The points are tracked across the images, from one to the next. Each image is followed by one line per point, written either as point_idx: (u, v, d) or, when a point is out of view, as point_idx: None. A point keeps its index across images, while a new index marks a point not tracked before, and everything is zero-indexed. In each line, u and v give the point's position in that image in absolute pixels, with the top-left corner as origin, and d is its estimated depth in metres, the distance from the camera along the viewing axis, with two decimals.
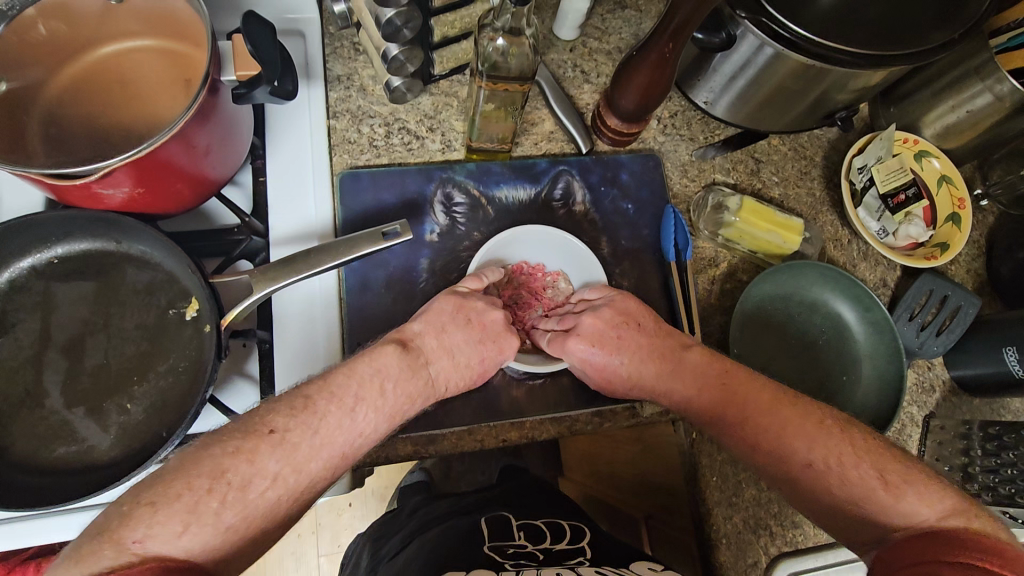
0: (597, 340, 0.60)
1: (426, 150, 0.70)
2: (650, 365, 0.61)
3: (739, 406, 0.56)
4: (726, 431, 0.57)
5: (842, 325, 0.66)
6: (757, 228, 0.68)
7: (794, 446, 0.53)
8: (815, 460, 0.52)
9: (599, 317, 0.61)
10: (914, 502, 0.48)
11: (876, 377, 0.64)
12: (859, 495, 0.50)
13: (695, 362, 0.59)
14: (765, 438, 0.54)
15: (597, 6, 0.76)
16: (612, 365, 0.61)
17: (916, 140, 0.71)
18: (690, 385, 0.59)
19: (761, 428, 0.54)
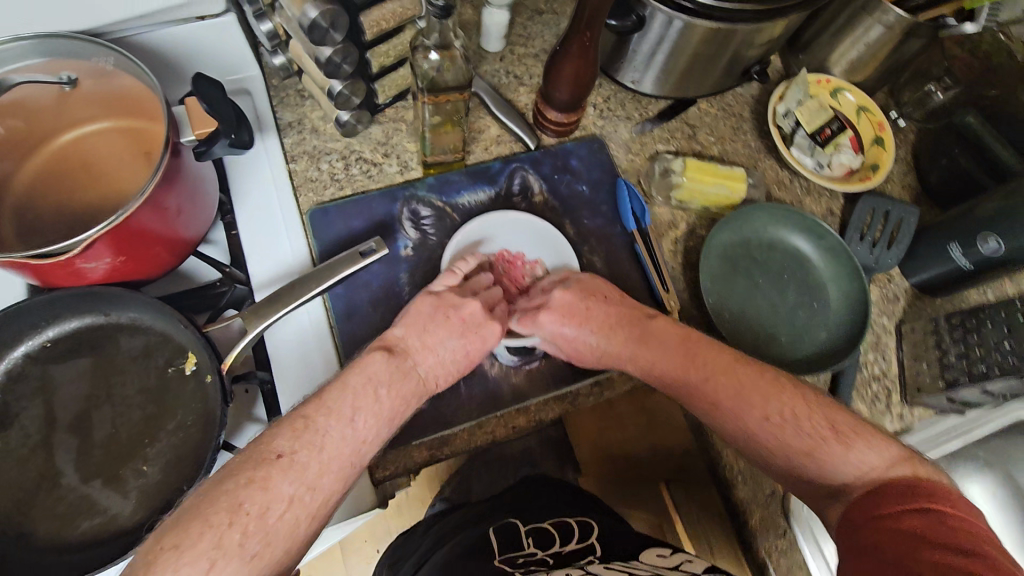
0: (566, 313, 0.64)
1: (385, 174, 0.73)
2: (620, 333, 0.64)
3: (704, 372, 0.59)
4: (690, 395, 0.60)
5: (802, 257, 0.71)
6: (703, 182, 0.73)
7: (749, 406, 0.56)
8: (771, 418, 0.55)
9: (568, 291, 0.65)
10: (864, 455, 0.52)
11: (842, 298, 0.69)
12: (815, 450, 0.53)
13: (665, 331, 0.63)
14: (724, 399, 0.57)
15: (516, 16, 0.82)
16: (586, 329, 0.64)
17: (828, 79, 0.78)
18: (656, 349, 0.62)
19: (723, 388, 0.58)
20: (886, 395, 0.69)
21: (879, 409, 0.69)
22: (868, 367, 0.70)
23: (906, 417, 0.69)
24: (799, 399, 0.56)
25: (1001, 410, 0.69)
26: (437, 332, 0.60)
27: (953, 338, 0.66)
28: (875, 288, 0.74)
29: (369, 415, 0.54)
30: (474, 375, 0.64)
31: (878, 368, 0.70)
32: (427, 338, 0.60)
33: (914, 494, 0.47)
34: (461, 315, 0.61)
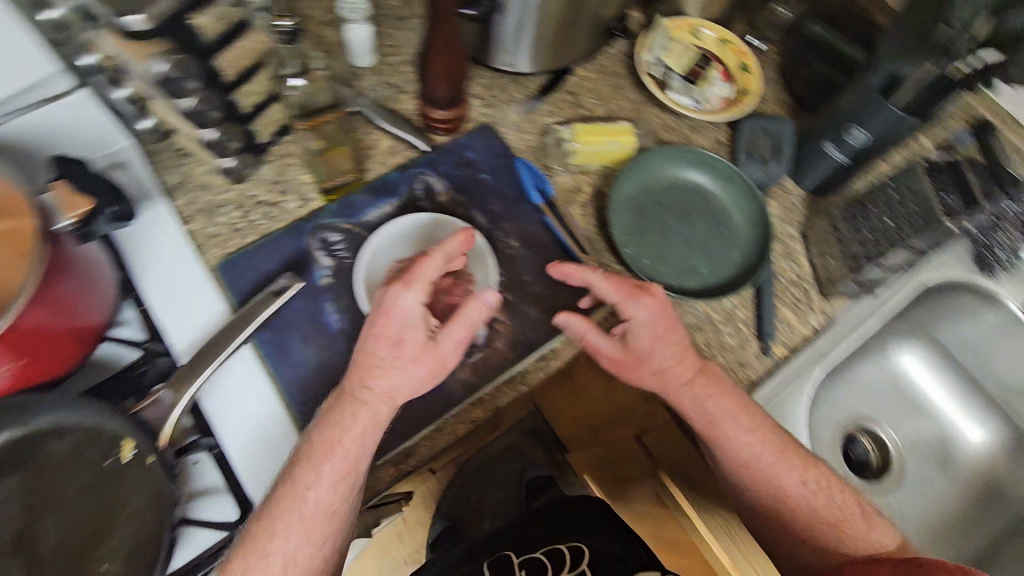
0: (646, 331, 0.60)
1: (286, 212, 0.72)
2: (689, 361, 0.61)
3: (763, 456, 0.60)
4: (737, 461, 0.60)
5: (699, 189, 0.73)
6: (594, 143, 0.73)
7: (787, 483, 0.60)
8: (808, 486, 0.61)
9: (653, 305, 0.60)
10: (878, 538, 0.59)
11: (746, 218, 0.71)
12: (834, 530, 0.59)
13: (726, 390, 0.62)
14: (768, 480, 0.60)
15: (381, 22, 0.81)
16: (647, 355, 0.61)
17: (683, 20, 0.79)
18: (716, 398, 0.61)
19: (768, 464, 0.60)
20: (811, 300, 0.72)
21: (806, 316, 0.72)
22: (782, 276, 0.73)
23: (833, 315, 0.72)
24: (829, 486, 0.61)
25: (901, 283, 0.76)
26: (381, 347, 0.56)
27: (852, 230, 0.70)
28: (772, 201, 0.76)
29: (352, 440, 0.55)
30: None
31: (794, 275, 0.73)
32: (374, 352, 0.56)
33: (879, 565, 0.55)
34: (389, 328, 0.56)
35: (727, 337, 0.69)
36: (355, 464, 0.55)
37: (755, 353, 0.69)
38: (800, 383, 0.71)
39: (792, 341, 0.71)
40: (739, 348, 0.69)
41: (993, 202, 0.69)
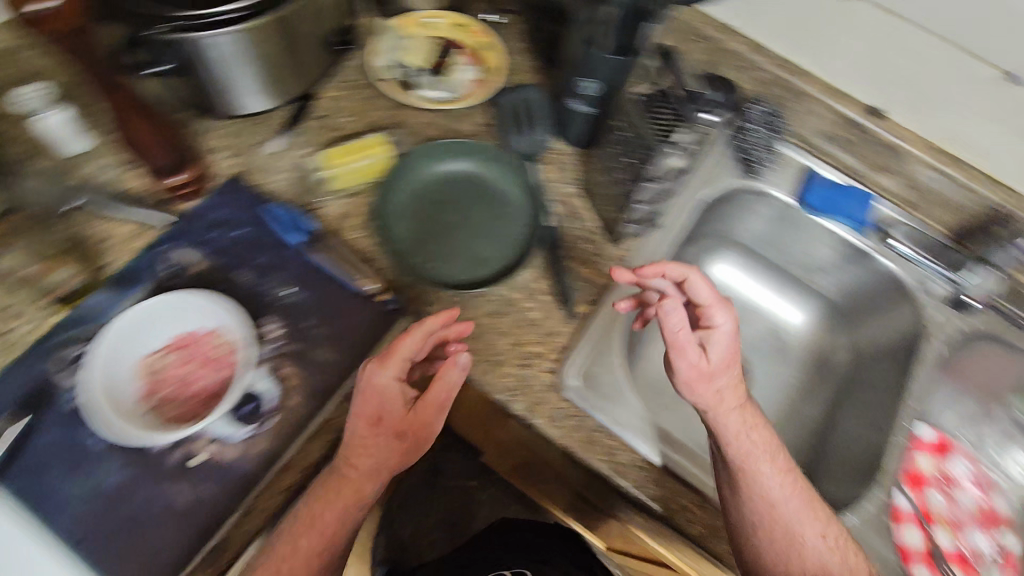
0: (749, 416, 0.60)
1: (15, 338, 0.62)
2: (773, 446, 0.61)
3: (790, 500, 0.59)
4: (759, 517, 0.58)
5: (468, 176, 0.74)
6: (345, 162, 0.70)
7: (806, 541, 0.59)
8: (829, 543, 0.59)
9: (738, 385, 0.60)
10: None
11: (518, 192, 0.74)
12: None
13: (788, 472, 0.60)
14: (788, 513, 0.59)
15: (90, 105, 0.74)
16: (717, 374, 0.59)
17: (413, 18, 0.81)
18: (796, 495, 0.60)
19: (790, 513, 0.59)
20: (601, 248, 0.75)
21: (600, 264, 0.74)
22: (566, 236, 0.74)
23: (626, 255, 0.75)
24: None
25: (670, 205, 0.80)
26: (376, 433, 0.53)
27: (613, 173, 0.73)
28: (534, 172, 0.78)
29: (336, 508, 0.53)
30: (214, 472, 0.56)
31: (581, 231, 0.75)
32: (369, 434, 0.53)
33: None
34: (381, 410, 0.53)
35: (531, 313, 0.69)
36: (337, 531, 0.54)
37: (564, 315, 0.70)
38: (613, 328, 0.70)
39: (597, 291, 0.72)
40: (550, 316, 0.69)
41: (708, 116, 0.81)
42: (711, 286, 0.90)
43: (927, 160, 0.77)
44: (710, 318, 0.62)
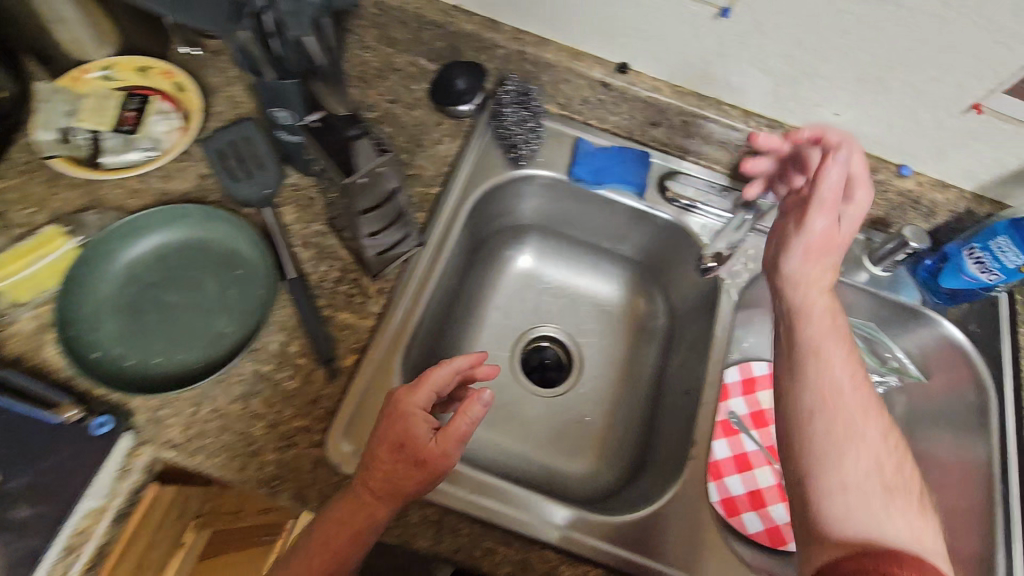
0: (824, 247, 0.62)
1: None
2: (836, 329, 0.61)
3: (853, 400, 0.58)
4: (832, 333, 0.61)
5: (187, 244, 0.65)
6: (12, 273, 0.58)
7: (864, 436, 0.57)
8: (885, 445, 0.57)
9: (830, 263, 0.63)
10: (914, 521, 0.55)
11: (248, 246, 0.65)
12: (878, 491, 0.55)
13: (850, 381, 0.59)
14: (829, 420, 0.58)
15: None
16: (839, 245, 0.63)
17: (78, 71, 0.69)
18: (840, 342, 0.61)
19: (852, 406, 0.58)
20: (359, 285, 0.67)
21: (361, 304, 0.66)
22: (316, 281, 0.66)
23: (390, 286, 0.68)
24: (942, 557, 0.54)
25: (433, 207, 0.73)
26: (405, 460, 0.52)
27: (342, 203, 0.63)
28: (274, 217, 0.68)
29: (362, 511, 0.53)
30: None
31: (334, 271, 0.67)
32: (409, 446, 0.53)
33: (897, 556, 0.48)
34: (415, 416, 0.54)
35: (286, 382, 0.61)
36: (370, 534, 0.53)
37: (325, 375, 0.62)
38: (389, 366, 0.64)
39: (361, 334, 0.65)
40: (309, 380, 0.62)
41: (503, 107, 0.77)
42: (521, 278, 0.86)
43: (682, 108, 0.74)
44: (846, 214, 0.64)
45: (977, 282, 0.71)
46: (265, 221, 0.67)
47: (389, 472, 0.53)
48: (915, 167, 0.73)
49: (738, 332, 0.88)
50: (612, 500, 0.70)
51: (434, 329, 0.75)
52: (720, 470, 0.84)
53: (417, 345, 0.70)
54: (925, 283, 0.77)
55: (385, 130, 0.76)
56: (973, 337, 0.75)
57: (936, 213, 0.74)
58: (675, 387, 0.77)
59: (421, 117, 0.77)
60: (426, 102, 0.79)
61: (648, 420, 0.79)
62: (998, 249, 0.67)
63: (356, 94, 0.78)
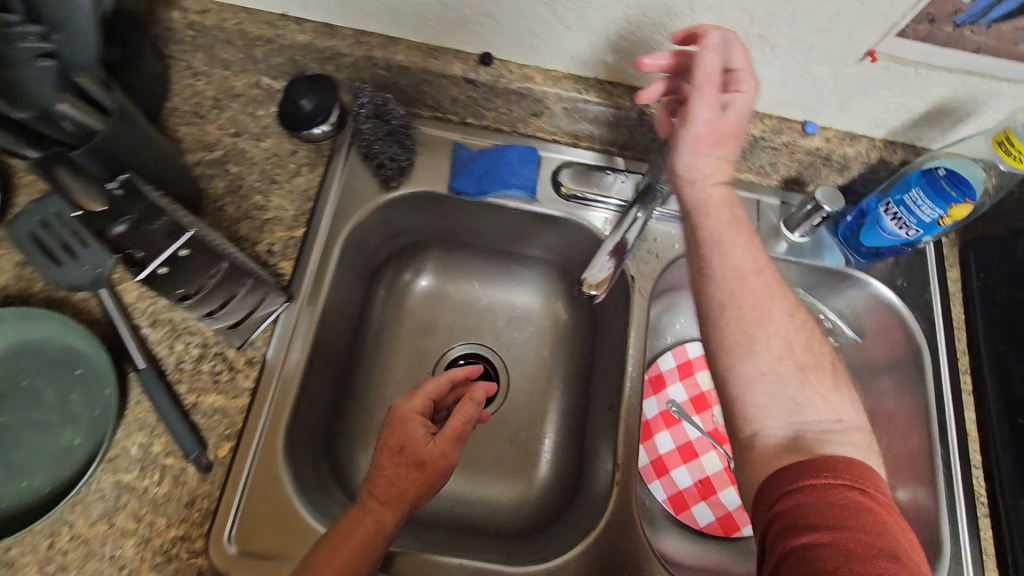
0: (715, 139, 0.54)
1: None
2: (735, 225, 0.56)
3: (769, 307, 0.54)
4: (718, 246, 0.55)
5: (11, 351, 0.56)
6: None
7: (772, 318, 0.53)
8: (792, 324, 0.53)
9: (724, 151, 0.55)
10: (837, 402, 0.52)
11: (82, 339, 0.56)
12: (792, 374, 0.52)
13: (760, 287, 0.54)
14: (729, 342, 0.53)
15: None
16: (723, 138, 0.54)
17: None
18: (743, 238, 0.55)
19: (757, 289, 0.54)
20: (225, 360, 0.59)
21: (230, 382, 0.59)
22: (174, 365, 0.58)
23: (261, 354, 0.60)
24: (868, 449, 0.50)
25: (298, 252, 0.64)
26: (404, 463, 0.52)
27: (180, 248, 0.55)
28: (114, 298, 0.58)
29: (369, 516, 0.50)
30: None
31: (193, 347, 0.59)
32: (409, 449, 0.53)
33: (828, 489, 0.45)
34: (411, 418, 0.55)
35: (153, 489, 0.54)
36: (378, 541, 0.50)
37: (196, 472, 0.55)
38: (272, 447, 0.58)
39: (234, 415, 0.58)
40: (179, 482, 0.55)
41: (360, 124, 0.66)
42: (426, 300, 0.79)
43: (561, 95, 0.65)
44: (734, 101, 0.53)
45: (896, 238, 0.66)
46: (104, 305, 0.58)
47: (394, 476, 0.52)
48: (819, 122, 0.66)
49: (663, 316, 0.81)
50: (548, 530, 0.66)
51: (332, 381, 0.68)
52: (665, 465, 0.75)
53: (307, 409, 0.63)
54: (846, 241, 0.72)
55: (232, 170, 0.66)
56: (901, 292, 0.71)
57: (849, 167, 0.68)
58: (600, 395, 0.72)
59: (274, 146, 0.68)
60: (277, 128, 0.69)
61: (579, 432, 0.74)
62: (911, 203, 0.62)
63: (192, 132, 0.67)
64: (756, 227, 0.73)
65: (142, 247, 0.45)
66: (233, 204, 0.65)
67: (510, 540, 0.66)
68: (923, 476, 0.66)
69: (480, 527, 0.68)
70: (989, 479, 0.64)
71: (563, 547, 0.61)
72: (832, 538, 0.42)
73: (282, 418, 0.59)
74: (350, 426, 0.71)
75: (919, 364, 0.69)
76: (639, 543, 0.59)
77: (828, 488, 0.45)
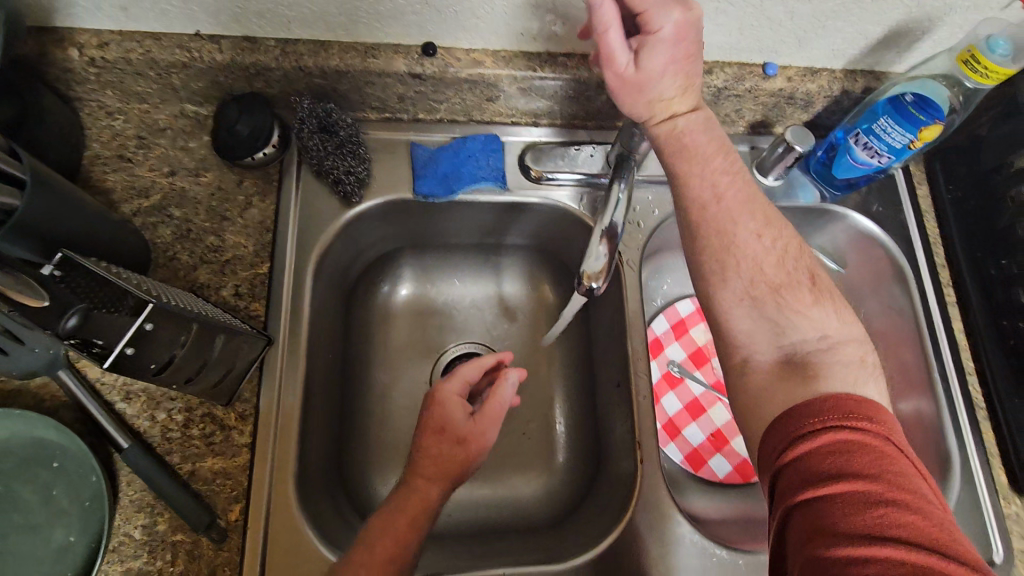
0: (635, 81, 0.49)
1: None
2: (700, 152, 0.52)
3: (748, 226, 0.52)
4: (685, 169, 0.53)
5: None
6: None
7: (742, 242, 0.52)
8: (766, 246, 0.52)
9: (671, 77, 0.49)
10: (822, 318, 0.51)
11: (53, 430, 0.51)
12: (769, 296, 0.51)
13: (732, 200, 0.52)
14: (712, 267, 0.52)
15: None
16: (647, 81, 0.49)
17: None
18: (714, 157, 0.53)
19: (727, 212, 0.52)
20: (214, 420, 0.55)
21: (225, 442, 0.55)
22: (160, 436, 0.54)
23: (252, 405, 0.56)
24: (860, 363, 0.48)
25: (268, 290, 0.60)
26: (446, 440, 0.54)
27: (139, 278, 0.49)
28: (76, 376, 0.53)
29: (414, 494, 0.51)
30: None
31: (177, 411, 0.55)
32: (449, 427, 0.54)
33: (824, 440, 0.43)
34: (452, 394, 0.57)
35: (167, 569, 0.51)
36: (424, 516, 0.51)
37: (208, 542, 0.52)
38: (285, 499, 0.55)
39: (236, 475, 0.54)
40: (192, 556, 0.51)
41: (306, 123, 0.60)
42: (409, 309, 0.76)
43: (515, 75, 0.61)
44: (649, 48, 0.47)
45: (868, 167, 0.65)
46: (65, 386, 0.53)
47: (437, 454, 0.53)
48: (779, 62, 0.64)
49: (650, 281, 0.80)
50: (577, 517, 0.66)
51: (330, 415, 0.65)
52: (676, 426, 0.75)
53: (312, 450, 0.60)
54: (820, 176, 0.71)
55: (176, 214, 0.61)
56: (878, 218, 0.72)
57: (813, 103, 0.67)
58: (604, 373, 0.71)
59: (216, 180, 0.62)
60: (215, 159, 0.63)
61: (588, 413, 0.73)
62: (880, 130, 0.61)
63: (121, 179, 0.61)
64: None
65: (103, 332, 0.40)
66: (185, 250, 0.60)
67: (543, 534, 0.65)
68: (922, 389, 0.67)
69: (509, 527, 0.67)
70: (983, 384, 0.67)
71: (596, 533, 0.61)
72: (834, 491, 0.40)
73: (286, 466, 0.56)
74: (358, 455, 0.68)
75: (906, 283, 0.70)
76: (670, 514, 0.60)
77: (823, 439, 0.43)
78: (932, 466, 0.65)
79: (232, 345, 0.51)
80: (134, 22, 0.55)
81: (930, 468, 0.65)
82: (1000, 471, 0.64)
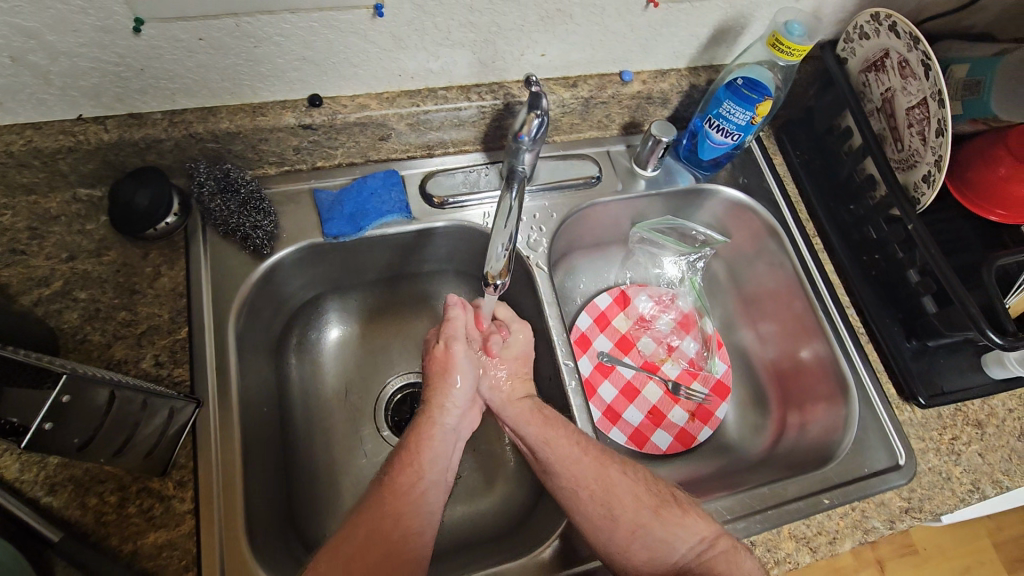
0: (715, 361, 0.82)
1: None
2: (540, 429, 0.62)
3: (573, 452, 0.60)
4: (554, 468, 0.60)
5: None
6: None
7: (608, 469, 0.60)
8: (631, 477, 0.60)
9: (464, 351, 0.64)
10: (645, 486, 0.60)
11: None
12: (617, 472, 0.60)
13: (584, 459, 0.60)
14: (525, 426, 0.63)
15: None
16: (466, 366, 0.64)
17: None
18: (568, 443, 0.60)
19: (572, 453, 0.60)
20: (152, 493, 0.54)
21: (165, 512, 0.54)
22: (93, 522, 0.52)
23: (190, 471, 0.55)
24: (670, 506, 0.58)
25: (190, 354, 0.60)
26: (433, 371, 0.63)
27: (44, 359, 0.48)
28: None
29: (405, 467, 0.58)
30: None
31: (106, 491, 0.53)
32: (435, 373, 0.63)
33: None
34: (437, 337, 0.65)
35: None
36: (418, 493, 0.56)
37: None
38: (239, 559, 0.54)
39: (183, 542, 0.53)
40: None
41: (206, 178, 0.62)
42: (342, 350, 0.77)
43: (401, 113, 0.66)
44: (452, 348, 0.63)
45: (725, 146, 0.75)
46: None
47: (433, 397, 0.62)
48: (632, 69, 0.73)
49: (565, 280, 0.86)
50: (537, 515, 0.68)
51: (274, 467, 0.65)
52: (616, 411, 0.79)
53: (261, 507, 0.59)
54: (689, 161, 0.80)
55: (81, 296, 0.60)
56: (745, 189, 0.82)
57: (669, 99, 0.77)
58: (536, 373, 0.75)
59: (119, 257, 0.62)
60: (116, 237, 0.63)
61: None
62: (726, 112, 0.71)
63: (16, 273, 0.60)
64: (614, 175, 0.79)
65: (22, 412, 0.44)
66: (96, 330, 0.59)
67: (507, 539, 0.67)
68: (814, 329, 0.76)
69: (474, 541, 0.68)
70: (860, 312, 0.76)
71: (554, 523, 0.63)
72: None
73: (235, 525, 0.55)
74: (312, 503, 0.67)
75: (782, 239, 0.79)
76: None
77: None
78: (836, 392, 0.74)
79: (156, 415, 0.52)
80: (11, 116, 0.56)
81: (835, 393, 0.74)
82: (889, 384, 0.73)
